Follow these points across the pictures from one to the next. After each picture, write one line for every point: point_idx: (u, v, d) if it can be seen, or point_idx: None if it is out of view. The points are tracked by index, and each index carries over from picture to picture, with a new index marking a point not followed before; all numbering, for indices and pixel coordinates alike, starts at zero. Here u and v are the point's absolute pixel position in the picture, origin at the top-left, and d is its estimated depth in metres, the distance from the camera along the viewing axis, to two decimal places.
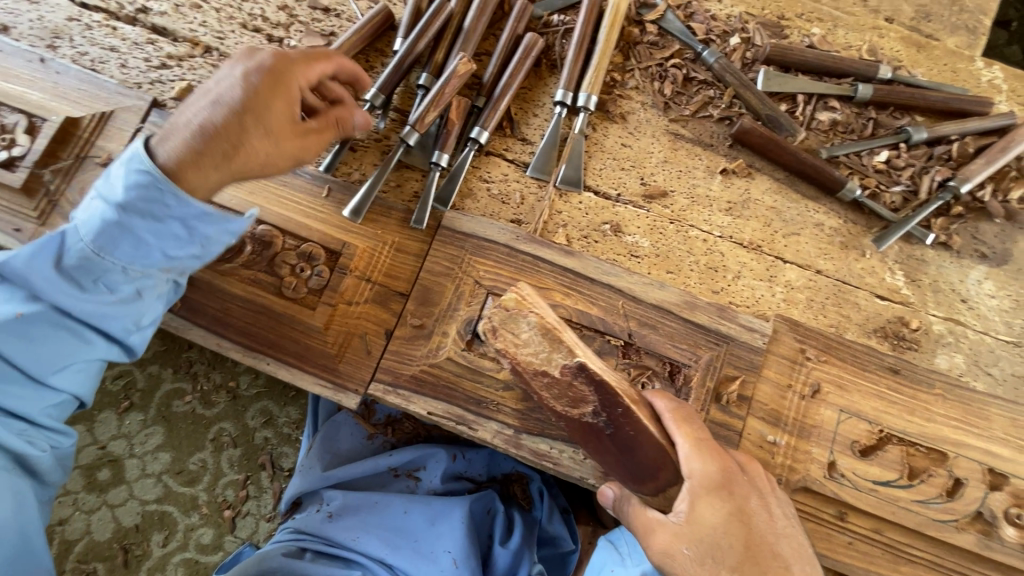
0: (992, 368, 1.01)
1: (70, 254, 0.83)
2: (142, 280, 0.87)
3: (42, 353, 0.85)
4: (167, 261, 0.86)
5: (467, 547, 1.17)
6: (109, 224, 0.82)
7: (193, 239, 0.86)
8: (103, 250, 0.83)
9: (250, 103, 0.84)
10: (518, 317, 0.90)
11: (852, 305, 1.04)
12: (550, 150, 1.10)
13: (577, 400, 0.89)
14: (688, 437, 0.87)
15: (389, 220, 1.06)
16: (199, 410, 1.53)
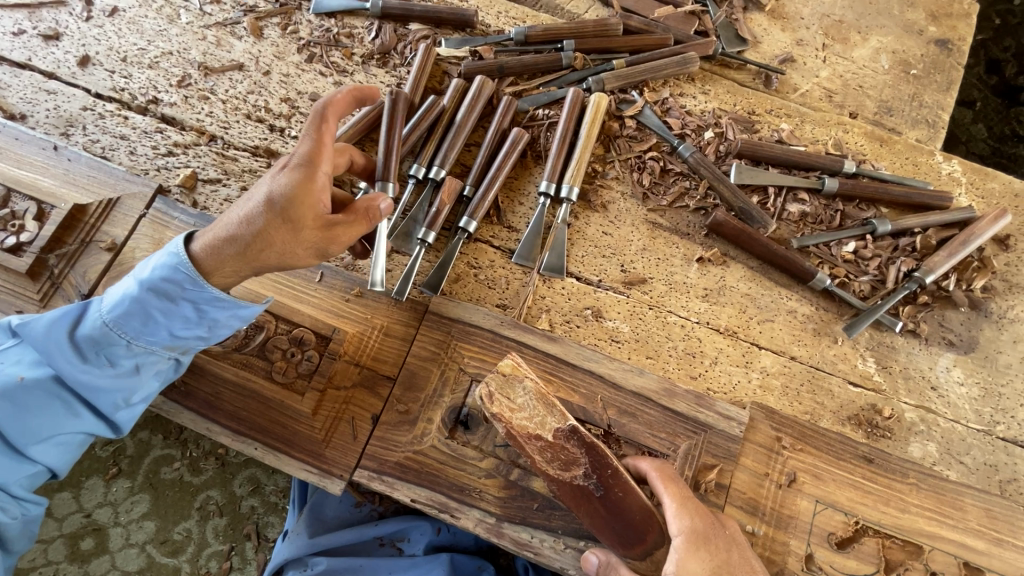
0: (964, 456, 1.04)
1: (85, 326, 0.90)
2: (145, 355, 0.93)
3: (30, 424, 0.89)
4: (173, 340, 0.93)
5: None
6: (128, 302, 0.89)
7: (201, 322, 0.94)
8: (117, 325, 0.90)
9: (270, 202, 0.88)
10: (513, 382, 0.95)
11: (826, 393, 1.07)
12: (535, 236, 1.16)
13: (566, 461, 0.93)
14: (673, 495, 0.90)
15: (379, 305, 1.10)
16: (186, 478, 1.53)
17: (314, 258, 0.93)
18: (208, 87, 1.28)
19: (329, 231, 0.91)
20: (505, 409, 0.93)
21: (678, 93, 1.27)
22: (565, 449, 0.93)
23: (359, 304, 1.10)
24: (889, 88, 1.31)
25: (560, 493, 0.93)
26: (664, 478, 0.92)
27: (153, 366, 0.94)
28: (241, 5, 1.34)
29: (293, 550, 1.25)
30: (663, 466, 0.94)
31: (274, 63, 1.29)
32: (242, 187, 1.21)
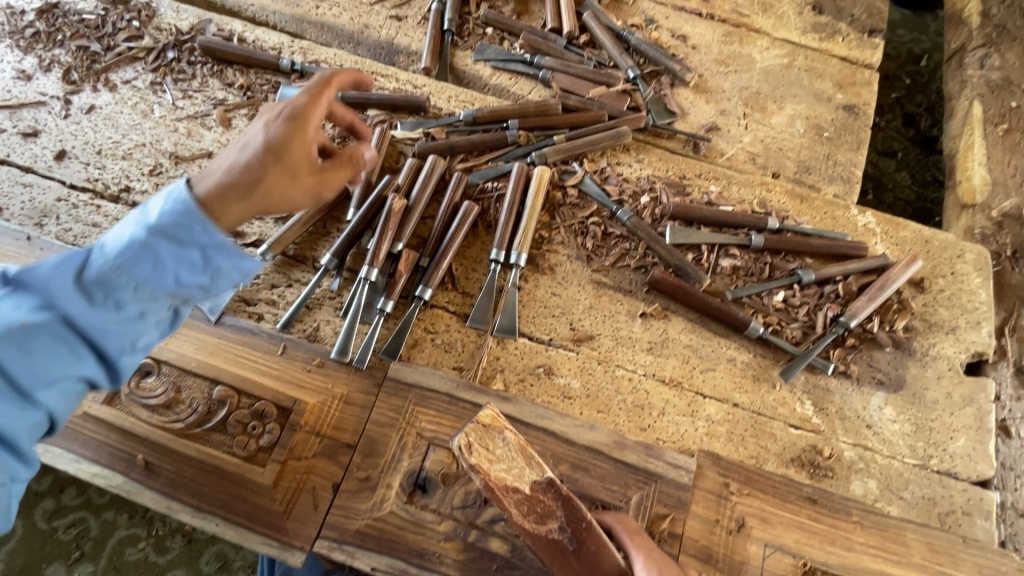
0: (904, 491, 1.09)
1: (91, 266, 0.89)
2: (149, 301, 0.92)
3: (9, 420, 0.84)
4: (177, 287, 0.94)
5: None
6: (136, 244, 0.89)
7: (206, 269, 0.94)
8: (124, 266, 0.89)
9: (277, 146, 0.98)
10: (492, 432, 0.94)
11: (769, 436, 1.13)
12: (488, 300, 1.23)
13: (546, 513, 0.92)
14: (641, 552, 0.93)
15: (339, 374, 1.14)
16: (151, 558, 1.50)
17: (306, 202, 1.04)
18: (179, 174, 1.36)
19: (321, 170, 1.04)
20: (483, 458, 0.93)
21: (615, 162, 1.39)
22: (542, 501, 0.93)
23: (320, 374, 1.14)
24: (806, 149, 1.45)
25: (535, 545, 0.91)
26: (630, 532, 0.96)
27: (156, 313, 0.94)
28: (212, 99, 1.46)
29: None
30: (631, 523, 0.98)
31: None
32: None
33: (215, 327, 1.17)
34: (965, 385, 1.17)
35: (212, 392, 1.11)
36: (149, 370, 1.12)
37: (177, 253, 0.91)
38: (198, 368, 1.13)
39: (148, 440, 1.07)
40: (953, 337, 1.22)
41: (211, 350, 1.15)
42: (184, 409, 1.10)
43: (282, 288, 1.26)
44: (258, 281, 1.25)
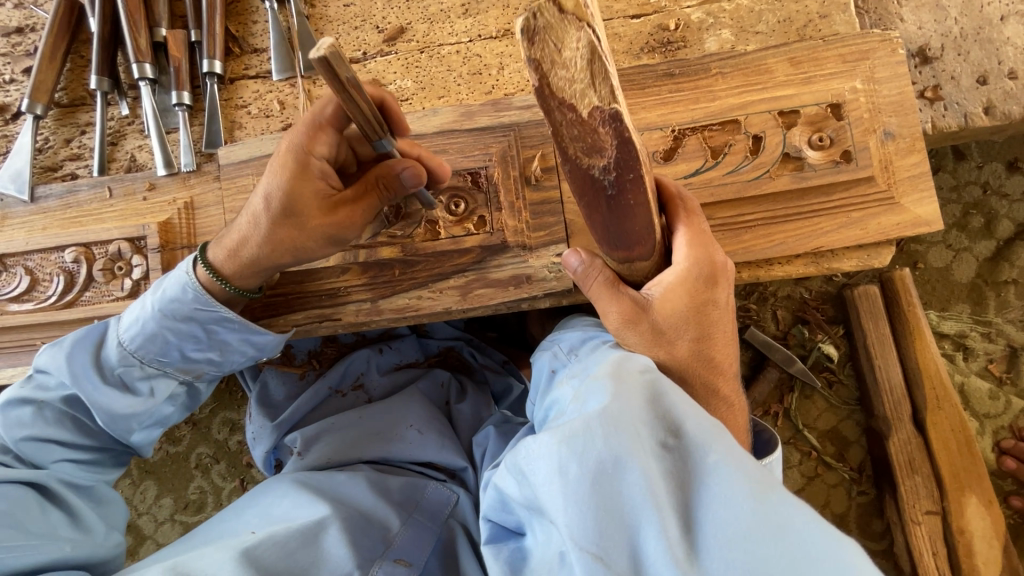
0: (758, 26, 1.03)
1: (87, 378, 0.87)
2: (158, 376, 0.90)
3: (102, 337, 0.90)
4: (187, 362, 0.90)
5: (426, 413, 1.32)
6: (82, 375, 0.87)
7: (210, 343, 0.90)
8: (130, 354, 0.87)
9: (289, 203, 0.80)
10: (569, 20, 0.59)
11: (613, 38, 1.05)
12: (284, 46, 1.09)
13: (360, 199, 0.84)
14: (685, 226, 0.83)
15: (174, 185, 1.07)
16: (171, 450, 1.60)
17: None
18: None
19: (335, 214, 0.82)
20: (548, 60, 0.60)
21: None
22: (594, 132, 0.64)
23: (157, 196, 1.07)
24: None
25: (569, 177, 0.70)
26: (686, 213, 0.84)
27: (164, 388, 0.91)
28: None
29: (267, 439, 1.36)
30: (692, 200, 0.86)
31: None
32: None
33: (34, 203, 1.08)
34: None
35: (64, 257, 1.05)
36: None
37: (181, 345, 0.88)
38: (39, 243, 1.05)
39: (37, 326, 1.05)
40: None
41: (43, 225, 1.08)
42: (50, 285, 1.05)
43: (80, 140, 1.13)
44: (53, 146, 1.13)
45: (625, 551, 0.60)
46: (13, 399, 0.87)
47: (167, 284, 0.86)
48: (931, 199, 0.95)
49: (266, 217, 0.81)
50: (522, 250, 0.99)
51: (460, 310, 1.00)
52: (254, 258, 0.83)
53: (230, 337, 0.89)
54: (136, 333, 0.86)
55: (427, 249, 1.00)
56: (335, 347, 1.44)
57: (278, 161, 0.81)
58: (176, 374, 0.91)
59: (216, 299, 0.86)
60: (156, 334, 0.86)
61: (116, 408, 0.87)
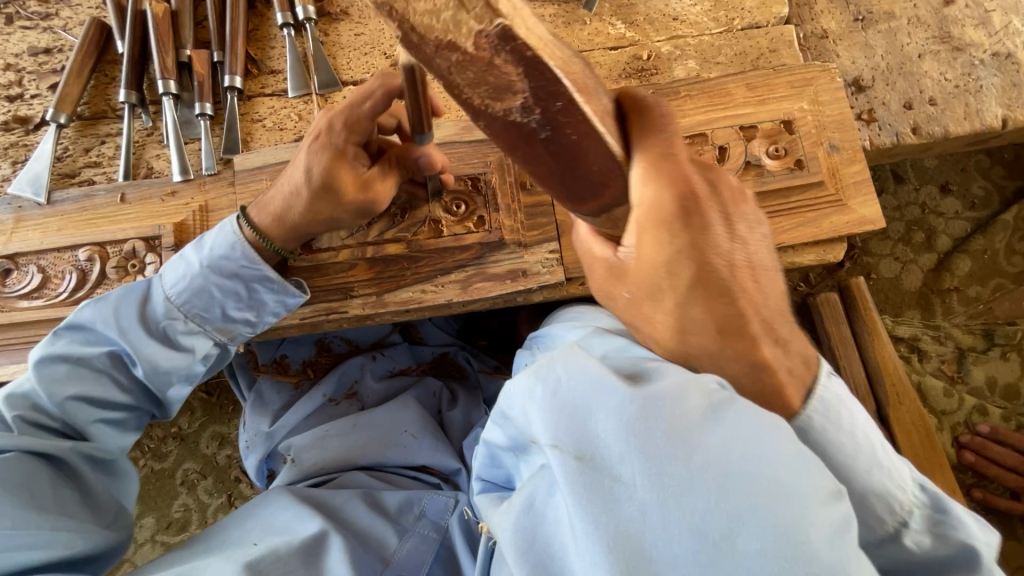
0: (718, 57, 1.20)
1: (130, 329, 0.98)
2: (199, 333, 1.02)
3: (147, 291, 1.01)
4: (226, 321, 1.03)
5: (422, 419, 1.32)
6: (125, 328, 0.98)
7: (251, 302, 1.02)
8: (180, 307, 1.00)
9: (328, 179, 0.95)
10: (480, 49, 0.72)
11: (595, 65, 1.20)
12: (299, 67, 1.20)
13: (383, 177, 1.00)
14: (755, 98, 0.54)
15: (192, 189, 1.15)
16: (157, 467, 1.57)
17: None
18: None
19: (366, 188, 0.97)
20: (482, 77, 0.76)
21: None
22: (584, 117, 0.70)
23: (173, 200, 1.14)
24: None
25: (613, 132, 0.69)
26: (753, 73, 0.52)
27: (202, 345, 1.03)
28: None
29: (261, 448, 1.36)
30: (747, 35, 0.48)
31: None
32: (9, 161, 1.19)
33: (50, 207, 1.14)
34: None
35: (77, 256, 1.09)
36: (7, 268, 1.09)
37: (222, 303, 1.01)
38: (52, 242, 1.10)
39: (45, 322, 1.07)
40: None
41: (58, 227, 1.13)
42: (62, 282, 1.08)
43: (98, 149, 1.20)
44: (71, 154, 1.20)
45: (586, 443, 0.61)
46: (48, 355, 0.96)
47: (215, 244, 1.00)
48: (873, 201, 1.09)
49: (307, 189, 0.96)
50: (519, 246, 1.09)
51: (461, 303, 1.08)
52: (296, 219, 0.98)
53: (270, 296, 1.02)
54: (185, 289, 0.99)
55: (431, 245, 1.08)
56: (329, 356, 1.45)
57: (314, 142, 0.96)
58: (214, 333, 1.03)
59: (261, 259, 1.00)
60: (203, 289, 0.99)
61: (160, 359, 0.99)
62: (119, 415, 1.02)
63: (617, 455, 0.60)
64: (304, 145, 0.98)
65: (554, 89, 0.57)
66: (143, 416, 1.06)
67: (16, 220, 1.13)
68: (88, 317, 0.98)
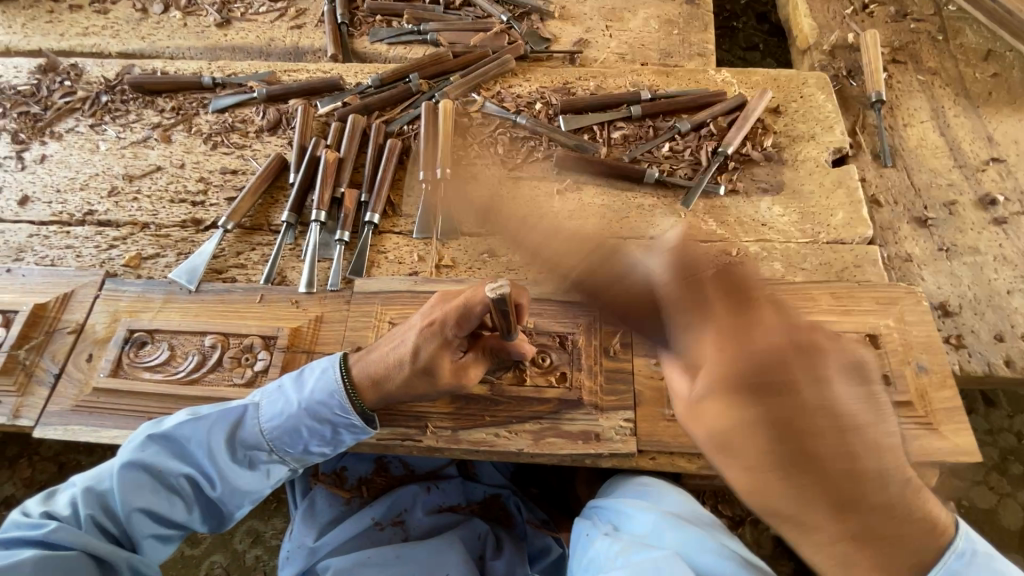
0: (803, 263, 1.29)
1: (218, 452, 1.03)
2: (277, 461, 1.08)
3: (240, 415, 1.06)
4: (305, 452, 1.09)
5: (465, 567, 1.26)
6: (213, 450, 1.02)
7: (333, 439, 1.08)
8: (267, 437, 1.06)
9: (431, 364, 1.04)
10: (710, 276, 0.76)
11: None
12: (427, 214, 1.41)
13: (475, 364, 1.10)
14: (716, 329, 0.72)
15: (313, 299, 1.30)
16: (186, 553, 1.56)
17: None
18: (136, 190, 1.51)
19: (461, 374, 1.07)
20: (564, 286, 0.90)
21: (507, 86, 1.61)
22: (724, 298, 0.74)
23: (295, 307, 1.30)
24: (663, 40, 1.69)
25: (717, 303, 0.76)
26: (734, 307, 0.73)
27: (276, 470, 1.09)
28: (149, 124, 1.61)
29: (299, 563, 1.33)
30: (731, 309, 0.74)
31: (185, 156, 1.56)
32: (175, 250, 1.42)
33: (196, 294, 1.33)
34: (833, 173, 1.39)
35: (204, 341, 1.24)
36: (144, 341, 1.26)
37: (305, 439, 1.07)
38: (188, 326, 1.27)
39: (157, 395, 1.19)
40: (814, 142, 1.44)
41: (196, 313, 1.30)
42: (184, 362, 1.22)
43: (247, 253, 1.42)
44: (225, 253, 1.41)
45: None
46: (132, 464, 1.00)
47: (315, 387, 1.07)
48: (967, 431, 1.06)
49: (410, 366, 1.04)
50: (594, 408, 1.12)
51: (530, 453, 1.10)
52: (391, 389, 1.07)
53: (350, 439, 1.09)
54: (277, 424, 1.05)
55: (512, 392, 1.14)
56: (384, 478, 1.46)
57: (424, 324, 1.05)
58: (290, 462, 1.10)
59: (352, 407, 1.06)
60: (292, 425, 1.05)
61: (238, 484, 1.05)
62: (171, 532, 1.06)
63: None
64: (416, 324, 1.06)
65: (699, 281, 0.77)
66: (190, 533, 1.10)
67: (165, 300, 1.32)
68: (183, 433, 1.03)
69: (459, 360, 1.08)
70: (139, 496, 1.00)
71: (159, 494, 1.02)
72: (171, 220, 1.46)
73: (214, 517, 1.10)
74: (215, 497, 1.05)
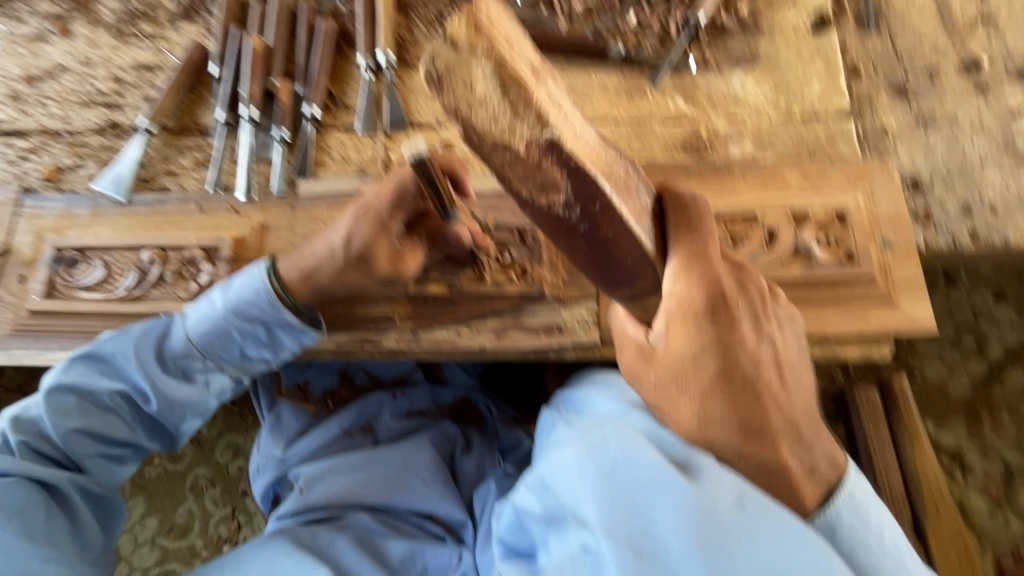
0: (775, 141, 1.21)
1: (146, 366, 1.04)
2: (215, 370, 1.09)
3: (165, 329, 1.06)
4: (243, 358, 1.09)
5: (434, 466, 1.31)
6: (141, 365, 1.03)
7: (269, 343, 1.08)
8: (196, 347, 1.06)
9: (365, 251, 1.02)
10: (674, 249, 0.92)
11: (652, 136, 1.24)
12: (371, 106, 1.28)
13: (414, 251, 1.07)
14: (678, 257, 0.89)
15: (255, 206, 1.21)
16: (169, 468, 1.59)
17: None
18: (40, 93, 1.34)
19: (397, 262, 1.05)
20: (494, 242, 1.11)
21: None
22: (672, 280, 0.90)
23: (235, 215, 1.20)
24: None
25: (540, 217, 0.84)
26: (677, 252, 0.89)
27: (217, 379, 1.10)
28: (41, 14, 1.39)
29: (272, 471, 1.37)
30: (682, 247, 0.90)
31: (91, 52, 1.37)
32: (96, 160, 1.29)
33: (126, 206, 1.22)
34: (811, 41, 1.27)
35: (140, 256, 1.16)
36: (76, 259, 1.17)
37: (238, 346, 1.07)
38: (121, 241, 1.17)
39: (100, 315, 1.13)
40: (793, 5, 1.31)
41: (128, 227, 1.20)
42: (123, 278, 1.15)
43: (175, 158, 1.28)
44: (151, 160, 1.28)
45: (644, 536, 0.78)
46: (59, 385, 1.02)
47: (238, 288, 1.05)
48: (925, 303, 1.06)
49: (343, 253, 1.02)
50: (556, 302, 1.10)
51: (493, 350, 1.09)
52: (325, 278, 1.04)
53: (287, 341, 1.08)
54: (206, 331, 1.05)
55: (471, 290, 1.10)
56: (350, 389, 1.46)
57: (357, 213, 1.02)
58: (230, 368, 1.10)
59: (283, 305, 1.04)
60: (218, 334, 1.05)
61: (177, 395, 1.07)
62: (121, 451, 1.09)
63: (662, 541, 0.77)
64: (348, 214, 1.03)
65: (595, 195, 0.78)
66: (143, 452, 1.12)
67: (92, 215, 1.22)
68: (106, 350, 1.03)
69: (397, 248, 1.05)
70: (78, 415, 1.03)
71: (97, 414, 1.05)
72: (86, 127, 1.31)
73: (162, 436, 1.12)
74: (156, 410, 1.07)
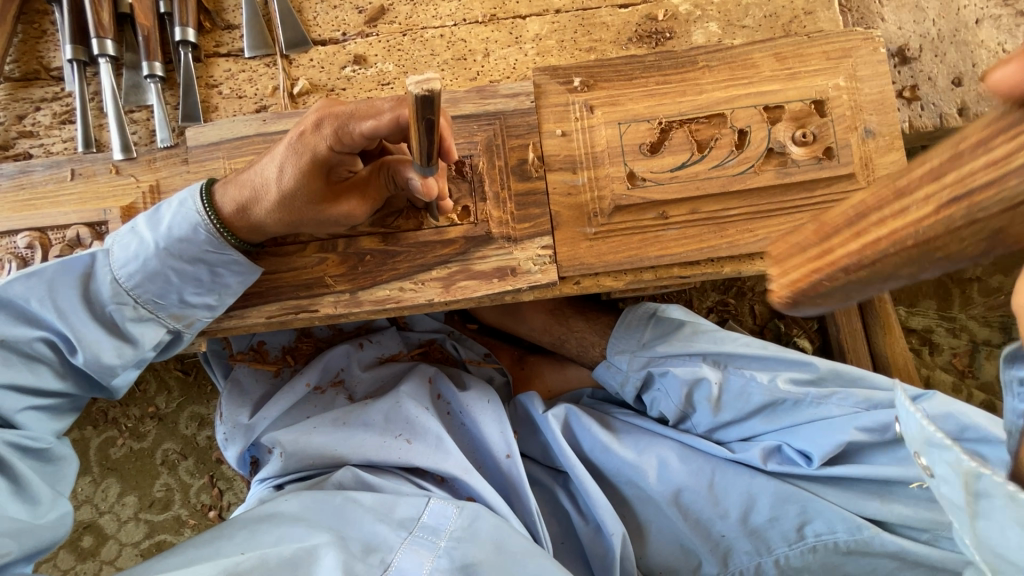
0: (745, 20, 1.04)
1: (68, 308, 0.90)
2: (148, 320, 0.94)
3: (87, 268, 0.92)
4: (181, 305, 0.95)
5: (417, 417, 1.23)
6: (60, 309, 0.90)
7: (209, 286, 0.94)
8: (123, 290, 0.92)
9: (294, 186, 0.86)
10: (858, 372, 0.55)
11: (601, 27, 1.05)
12: (258, 19, 1.05)
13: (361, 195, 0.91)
14: None
15: (141, 164, 1.02)
16: (135, 447, 1.53)
17: None
18: None
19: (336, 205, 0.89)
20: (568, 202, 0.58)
21: None
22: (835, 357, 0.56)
23: (118, 178, 1.01)
24: None
25: None
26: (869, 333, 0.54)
27: (151, 332, 0.95)
28: None
29: (241, 440, 1.27)
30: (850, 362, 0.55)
31: None
32: None
33: None
34: None
35: (15, 240, 0.97)
36: None
37: (174, 290, 0.93)
38: None
39: None
40: None
41: None
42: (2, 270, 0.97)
43: (33, 115, 1.06)
44: (4, 122, 1.06)
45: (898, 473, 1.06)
46: None
47: (174, 223, 0.90)
48: None
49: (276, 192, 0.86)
50: (506, 241, 0.98)
51: (443, 303, 0.98)
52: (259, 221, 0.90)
53: (230, 281, 0.94)
54: (134, 271, 0.91)
55: (411, 238, 0.98)
56: (310, 342, 1.38)
57: (298, 139, 0.85)
58: (166, 320, 0.95)
59: (226, 243, 0.91)
60: (149, 274, 0.91)
61: (104, 347, 0.93)
62: (52, 401, 0.98)
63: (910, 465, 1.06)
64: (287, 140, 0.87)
65: None
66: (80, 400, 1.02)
67: None
68: (17, 292, 0.90)
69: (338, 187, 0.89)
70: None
71: (19, 370, 0.92)
72: None
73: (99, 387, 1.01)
74: (82, 365, 0.93)
